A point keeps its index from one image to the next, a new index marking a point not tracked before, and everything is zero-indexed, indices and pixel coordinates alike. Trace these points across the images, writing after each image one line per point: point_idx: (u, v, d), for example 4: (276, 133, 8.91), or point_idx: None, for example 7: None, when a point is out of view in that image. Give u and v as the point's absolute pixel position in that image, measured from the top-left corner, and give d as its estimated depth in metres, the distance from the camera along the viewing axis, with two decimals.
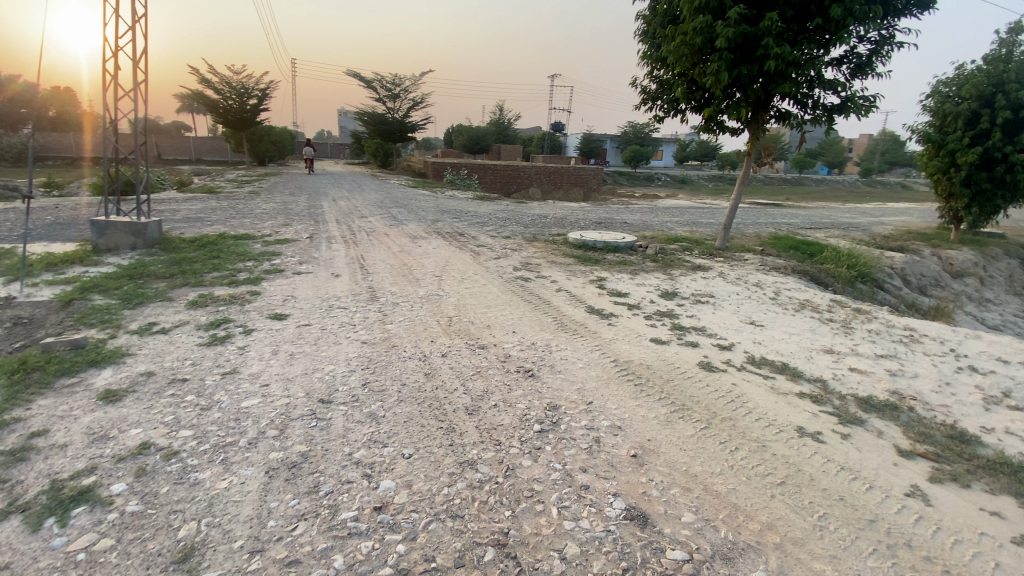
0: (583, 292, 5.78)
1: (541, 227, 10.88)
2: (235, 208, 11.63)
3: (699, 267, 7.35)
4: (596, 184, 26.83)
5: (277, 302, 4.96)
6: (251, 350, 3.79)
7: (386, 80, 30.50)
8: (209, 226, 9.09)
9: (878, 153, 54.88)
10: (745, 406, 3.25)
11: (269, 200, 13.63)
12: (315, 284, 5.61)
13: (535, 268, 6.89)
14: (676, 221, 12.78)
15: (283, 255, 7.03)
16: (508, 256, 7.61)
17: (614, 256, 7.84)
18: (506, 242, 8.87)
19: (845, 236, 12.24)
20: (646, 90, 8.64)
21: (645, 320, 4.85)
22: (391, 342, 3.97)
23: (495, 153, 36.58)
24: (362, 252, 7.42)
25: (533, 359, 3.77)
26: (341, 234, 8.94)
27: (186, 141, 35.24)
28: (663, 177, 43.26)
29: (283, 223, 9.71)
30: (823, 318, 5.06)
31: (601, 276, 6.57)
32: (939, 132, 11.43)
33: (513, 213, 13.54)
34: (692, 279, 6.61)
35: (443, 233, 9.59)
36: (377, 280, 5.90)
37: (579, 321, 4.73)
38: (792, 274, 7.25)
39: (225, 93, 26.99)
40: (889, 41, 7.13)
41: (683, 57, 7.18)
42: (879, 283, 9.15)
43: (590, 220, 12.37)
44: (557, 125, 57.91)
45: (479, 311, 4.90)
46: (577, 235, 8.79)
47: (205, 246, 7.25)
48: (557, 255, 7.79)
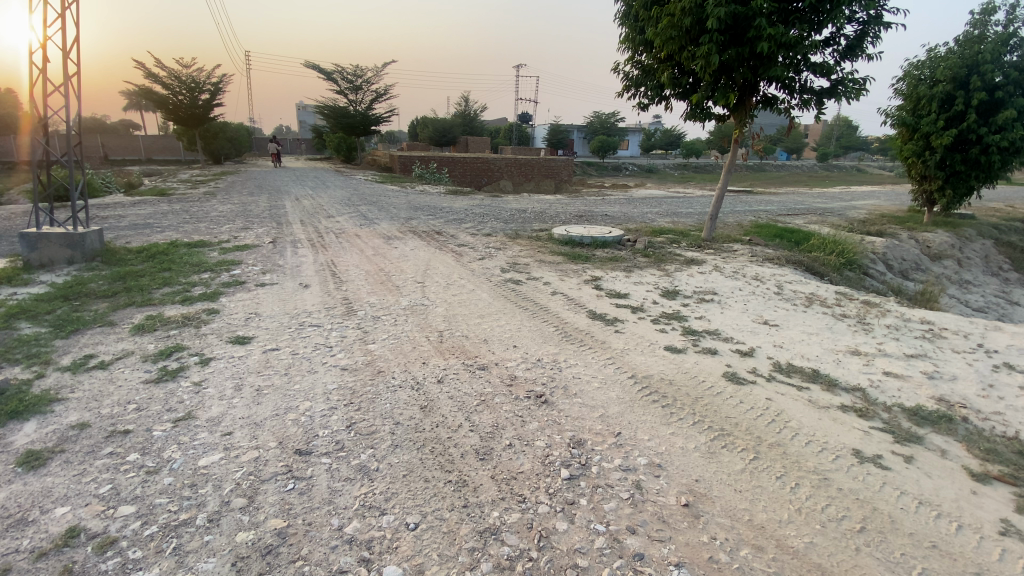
0: (581, 294, 5.33)
1: (520, 222, 10.38)
2: (188, 211, 10.70)
3: (694, 260, 7.01)
4: (567, 175, 26.51)
5: (239, 322, 4.33)
6: (209, 387, 3.19)
7: (347, 72, 29.33)
8: (158, 233, 8.23)
9: (834, 138, 56.59)
10: (789, 427, 2.88)
11: (227, 201, 12.68)
12: (282, 298, 4.98)
13: (523, 268, 6.41)
14: (656, 211, 12.50)
15: (244, 263, 6.33)
16: (492, 256, 7.12)
17: (604, 252, 7.44)
18: (488, 240, 8.36)
19: (824, 222, 12.20)
20: (628, 76, 8.22)
21: (654, 324, 4.43)
22: (377, 367, 3.43)
23: (463, 146, 35.81)
24: (333, 257, 6.78)
25: (542, 380, 3.30)
26: (308, 237, 8.24)
27: (133, 140, 33.11)
28: (631, 167, 43.36)
29: (242, 227, 8.92)
30: (836, 314, 4.78)
31: (596, 274, 6.14)
32: (913, 115, 11.58)
33: (489, 208, 13.00)
34: (689, 274, 6.26)
35: (419, 232, 9.01)
36: (353, 290, 5.31)
37: (583, 329, 4.28)
38: (788, 265, 7.01)
39: (174, 87, 25.32)
40: (878, 22, 6.93)
41: (670, 39, 6.79)
42: (866, 269, 9.07)
43: (569, 214, 11.95)
44: (523, 116, 57.36)
45: (472, 321, 4.39)
46: (562, 231, 8.35)
47: (155, 256, 6.47)
48: (544, 253, 7.34)
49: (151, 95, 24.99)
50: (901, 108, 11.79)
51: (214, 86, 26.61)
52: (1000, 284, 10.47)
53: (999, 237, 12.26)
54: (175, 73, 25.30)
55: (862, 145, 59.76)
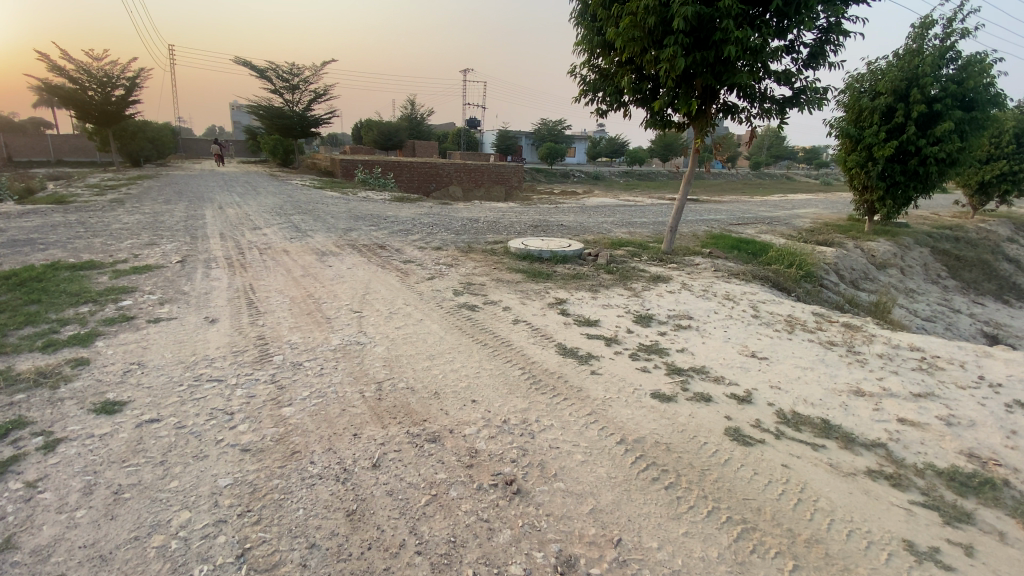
0: (544, 322, 4.64)
1: (472, 234, 9.65)
2: (85, 223, 9.21)
3: (660, 277, 6.53)
4: (517, 181, 26.01)
5: (113, 378, 3.35)
6: (44, 491, 2.26)
7: (282, 70, 27.55)
8: (38, 251, 6.87)
9: (766, 148, 59.64)
10: (820, 510, 2.32)
11: (136, 210, 11.14)
12: (179, 339, 4.00)
13: (477, 289, 5.69)
14: (612, 221, 12.13)
15: (140, 290, 5.24)
16: (442, 274, 6.35)
17: (565, 268, 6.84)
18: (437, 255, 7.58)
19: (774, 230, 12.24)
20: (585, 80, 7.68)
21: (632, 361, 3.81)
22: (291, 447, 2.61)
23: (409, 150, 34.66)
24: (253, 280, 5.79)
25: (510, 453, 2.57)
26: (228, 254, 7.14)
27: (39, 139, 29.69)
28: (579, 174, 43.63)
29: (147, 242, 7.64)
30: (824, 342, 4.36)
31: (559, 296, 5.51)
32: (855, 126, 11.79)
33: (437, 217, 12.16)
34: (658, 294, 5.73)
35: (359, 246, 8.08)
36: (273, 324, 4.40)
37: (553, 371, 3.58)
38: (756, 281, 6.67)
39: (83, 82, 22.68)
40: (837, 29, 6.74)
41: (632, 40, 6.23)
42: (824, 280, 8.97)
43: (523, 224, 11.34)
44: (471, 120, 56.62)
45: (417, 366, 3.60)
46: (518, 244, 7.69)
47: (23, 283, 5.25)
48: (501, 270, 6.65)
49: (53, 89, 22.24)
50: (843, 119, 11.97)
51: (130, 82, 24.11)
52: (941, 292, 10.78)
53: (933, 245, 12.76)
54: (84, 66, 22.68)
55: (791, 154, 63.33)
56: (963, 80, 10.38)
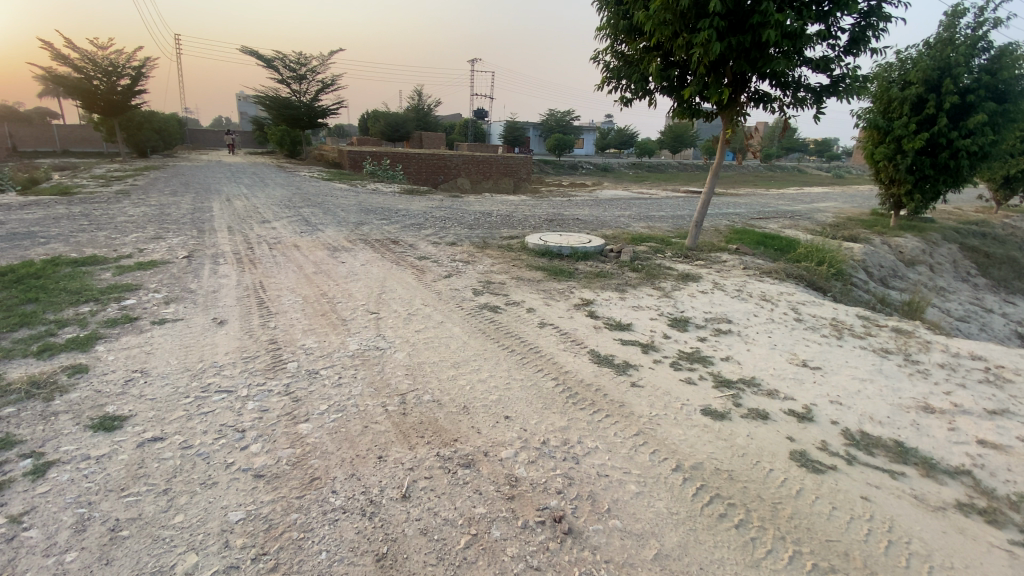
0: (573, 324, 4.34)
1: (486, 228, 9.34)
2: (90, 215, 8.99)
3: (688, 275, 6.20)
4: (526, 173, 25.58)
5: (114, 388, 3.09)
6: (33, 527, 2.00)
7: (289, 59, 27.21)
8: (40, 245, 6.64)
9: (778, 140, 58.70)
10: (915, 555, 2.03)
11: (142, 202, 10.92)
12: (185, 344, 3.74)
13: (498, 288, 5.38)
14: (629, 214, 11.76)
15: (144, 288, 4.99)
16: (460, 272, 6.06)
17: (587, 265, 6.53)
18: (452, 251, 7.29)
19: (796, 225, 11.84)
20: (608, 67, 7.33)
21: (675, 371, 3.52)
22: (310, 472, 2.33)
23: (416, 141, 34.31)
24: (263, 277, 5.52)
25: (555, 483, 2.28)
26: (236, 249, 6.88)
27: (47, 130, 29.59)
28: (588, 166, 43.08)
29: (152, 236, 7.40)
30: (877, 350, 4.04)
31: (586, 296, 5.20)
32: (883, 117, 11.35)
33: (448, 210, 11.85)
34: (690, 294, 5.40)
35: (371, 241, 7.80)
36: (285, 326, 4.13)
37: (590, 382, 3.28)
38: (790, 280, 6.32)
39: (89, 72, 22.41)
40: (879, 13, 6.34)
41: (663, 23, 5.86)
42: (854, 278, 8.59)
43: (537, 218, 11.00)
44: (478, 111, 56.01)
45: (442, 376, 3.30)
46: (536, 240, 7.37)
47: (22, 280, 5.01)
48: (520, 267, 6.35)
49: (59, 78, 22.00)
50: (870, 110, 11.53)
51: (136, 72, 23.83)
52: (972, 291, 10.37)
53: (961, 241, 12.32)
54: (89, 55, 22.40)
55: (803, 146, 62.35)
56: (998, 69, 9.94)
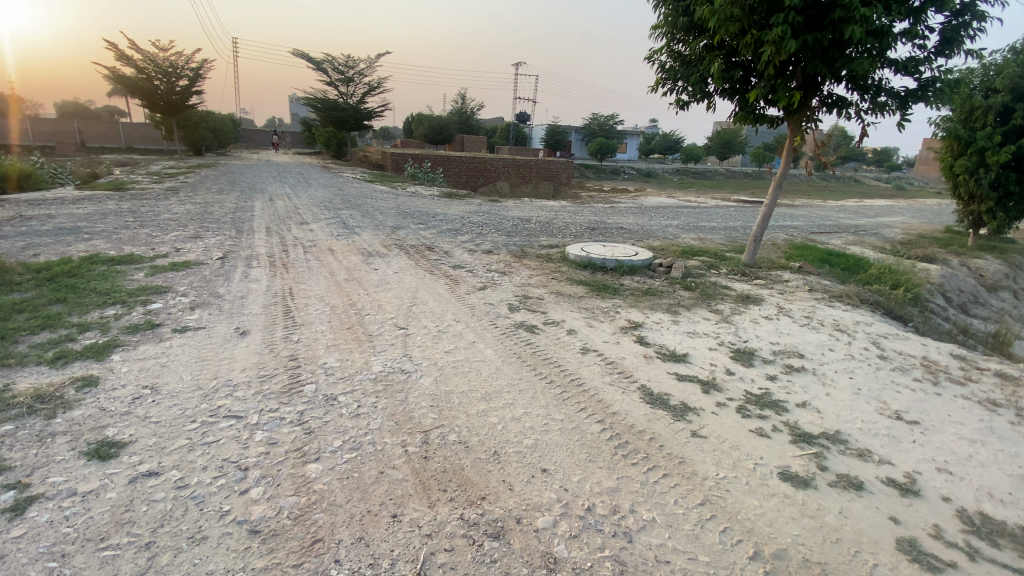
0: (620, 352, 3.88)
1: (525, 236, 8.96)
2: (137, 212, 9.16)
3: (747, 297, 5.61)
4: (567, 177, 25.05)
5: (119, 408, 2.86)
6: None
7: (338, 62, 27.71)
8: (83, 242, 6.70)
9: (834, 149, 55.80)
10: None
11: (188, 200, 11.11)
12: (202, 357, 3.51)
13: (536, 304, 4.97)
14: (676, 224, 11.13)
15: (173, 291, 4.86)
16: (496, 283, 5.68)
17: (633, 281, 6.03)
18: (489, 260, 6.94)
19: (862, 241, 10.90)
20: (664, 68, 6.84)
21: (743, 419, 3.02)
22: (312, 532, 1.99)
23: (458, 144, 34.39)
24: (293, 283, 5.32)
25: (602, 571, 1.86)
26: (270, 251, 6.76)
27: (113, 127, 31.25)
28: (630, 171, 42.12)
29: (190, 235, 7.39)
30: (985, 403, 3.40)
31: (633, 317, 4.73)
32: (965, 126, 10.26)
33: (487, 216, 11.55)
34: (751, 321, 4.83)
35: (406, 247, 7.55)
36: (309, 340, 3.87)
37: (641, 429, 2.83)
38: (864, 307, 5.64)
39: (150, 72, 23.43)
40: (976, 9, 5.53)
41: (729, 19, 5.32)
42: (933, 303, 7.71)
43: (578, 226, 10.53)
44: (521, 114, 55.89)
45: (472, 409, 2.91)
46: (578, 251, 6.93)
47: (56, 278, 4.97)
48: (560, 281, 5.92)
49: (123, 79, 23.09)
50: (949, 118, 10.47)
51: (193, 73, 24.77)
52: None
53: None
54: (151, 57, 23.42)
55: (862, 156, 59.09)
56: None
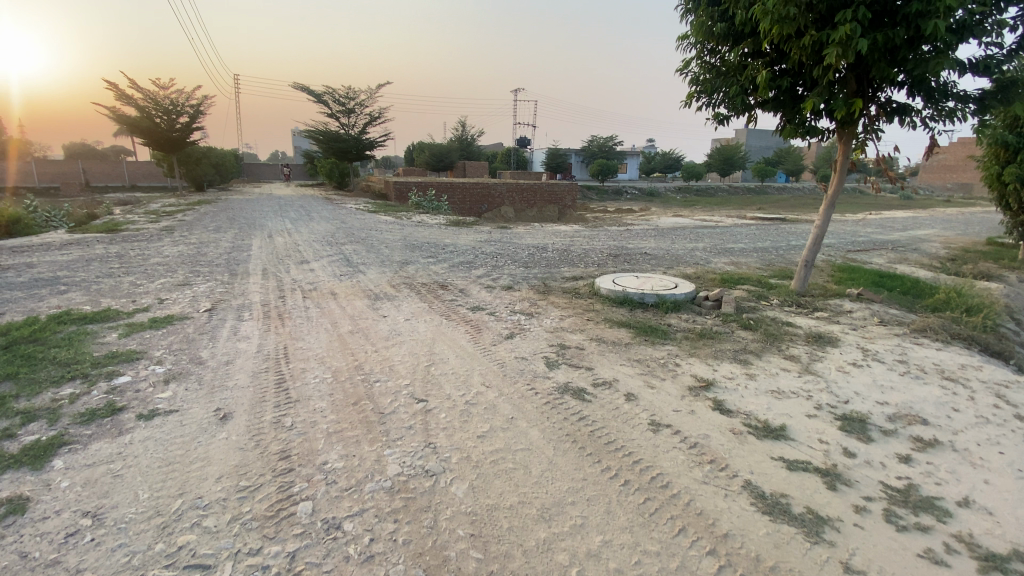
0: (701, 429, 3.05)
1: (544, 267, 8.20)
2: (126, 256, 8.49)
3: (820, 338, 4.78)
4: (572, 200, 24.42)
5: (44, 556, 2.06)
6: None
7: (339, 94, 27.58)
8: (58, 294, 6.00)
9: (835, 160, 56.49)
10: None
11: (182, 240, 10.45)
12: (169, 459, 2.72)
13: (577, 355, 4.14)
14: (702, 247, 10.36)
15: (146, 358, 4.09)
16: (524, 329, 4.88)
17: (681, 320, 5.22)
18: (510, 298, 6.16)
19: (906, 258, 10.06)
20: (697, 80, 6.20)
21: (902, 540, 2.19)
22: None
23: (460, 171, 34.07)
24: (289, 341, 4.54)
25: None
26: (265, 298, 6.01)
27: (116, 166, 31.15)
28: (634, 191, 41.61)
29: (178, 282, 6.66)
30: None
31: (700, 374, 3.89)
32: (1011, 133, 9.61)
33: (498, 245, 10.83)
34: (840, 371, 3.99)
35: (416, 286, 6.79)
36: (306, 425, 3.06)
37: (772, 566, 2.00)
38: (958, 345, 4.80)
39: (151, 110, 23.23)
40: None
41: (783, 21, 4.67)
42: (1010, 329, 6.83)
43: (598, 252, 9.78)
44: (521, 140, 56.14)
45: (530, 540, 2.10)
46: (610, 285, 6.14)
47: (12, 345, 4.22)
48: (598, 322, 5.11)
49: (123, 117, 22.86)
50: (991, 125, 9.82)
51: (194, 109, 24.56)
52: None
53: None
54: (152, 95, 23.27)
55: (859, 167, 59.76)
56: None
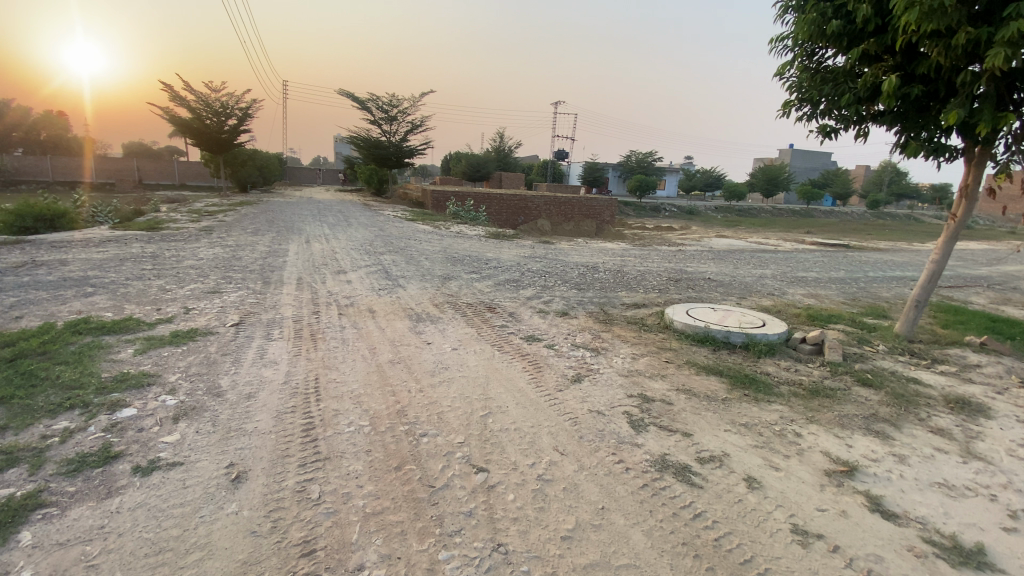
0: (866, 546, 2.23)
1: (600, 290, 7.41)
2: (160, 257, 8.14)
3: (964, 404, 3.85)
4: (612, 215, 23.53)
5: None
6: None
7: (383, 101, 27.58)
8: (82, 298, 5.57)
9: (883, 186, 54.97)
10: None
11: (219, 242, 10.12)
12: (161, 544, 2.06)
13: (669, 414, 3.36)
14: (770, 275, 9.36)
15: (159, 385, 3.50)
16: (594, 370, 4.11)
17: (780, 368, 4.35)
18: (568, 327, 5.41)
19: (1008, 299, 8.84)
20: (798, 87, 5.39)
21: None
22: None
23: (498, 181, 33.64)
24: (322, 370, 3.90)
25: None
26: (298, 313, 5.44)
27: (168, 165, 32.00)
28: (673, 209, 40.35)
29: (209, 290, 6.18)
30: None
31: (831, 453, 3.05)
32: None
33: (544, 262, 10.10)
34: (1015, 458, 3.09)
35: (461, 307, 6.12)
36: (340, 499, 2.37)
37: None
38: None
39: (201, 112, 23.65)
40: None
41: (930, 14, 3.86)
42: None
43: (655, 275, 8.93)
44: (559, 153, 55.65)
45: None
46: (685, 318, 5.32)
47: (17, 359, 3.72)
48: (681, 365, 4.29)
49: (175, 118, 23.32)
50: None
51: (243, 112, 24.91)
52: None
53: None
54: (204, 97, 23.70)
55: (912, 192, 56.99)
56: None
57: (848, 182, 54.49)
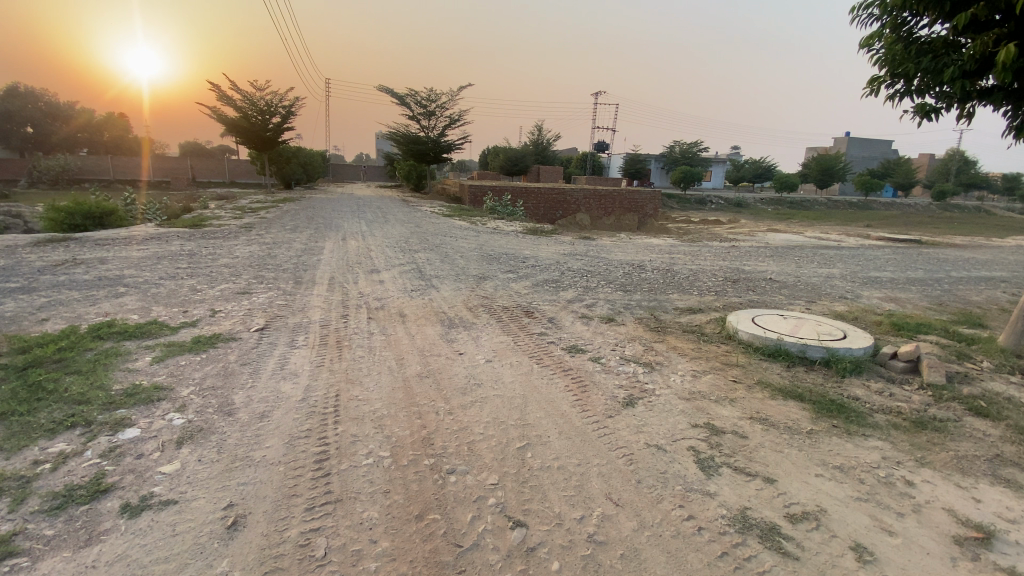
0: None
1: (647, 292, 6.81)
2: (197, 256, 8.10)
3: None
4: (654, 209, 22.56)
5: None
6: None
7: (421, 96, 27.45)
8: (113, 298, 5.46)
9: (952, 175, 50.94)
10: None
11: (256, 239, 10.07)
12: None
13: (743, 452, 2.80)
14: (839, 275, 8.45)
15: (169, 401, 3.22)
16: (650, 391, 3.58)
17: (870, 391, 3.69)
18: (615, 336, 4.87)
19: None
20: (887, 61, 4.61)
21: None
22: None
23: (536, 175, 33.05)
24: (344, 385, 3.54)
25: None
26: (325, 316, 5.14)
27: (220, 162, 32.86)
28: (718, 201, 38.61)
29: (238, 290, 5.99)
30: None
31: (957, 511, 2.43)
32: None
33: (586, 260, 9.53)
34: None
35: (497, 311, 5.67)
36: (349, 558, 1.96)
37: None
38: None
39: (247, 110, 24.15)
40: None
41: None
42: None
43: (708, 275, 8.21)
44: (599, 145, 54.39)
45: None
46: (751, 327, 4.69)
47: (30, 368, 3.53)
48: (749, 386, 3.69)
49: (222, 116, 23.91)
50: None
51: (286, 110, 25.28)
52: None
53: None
54: (249, 96, 24.19)
55: (984, 182, 52.59)
56: None
57: (912, 172, 50.78)
